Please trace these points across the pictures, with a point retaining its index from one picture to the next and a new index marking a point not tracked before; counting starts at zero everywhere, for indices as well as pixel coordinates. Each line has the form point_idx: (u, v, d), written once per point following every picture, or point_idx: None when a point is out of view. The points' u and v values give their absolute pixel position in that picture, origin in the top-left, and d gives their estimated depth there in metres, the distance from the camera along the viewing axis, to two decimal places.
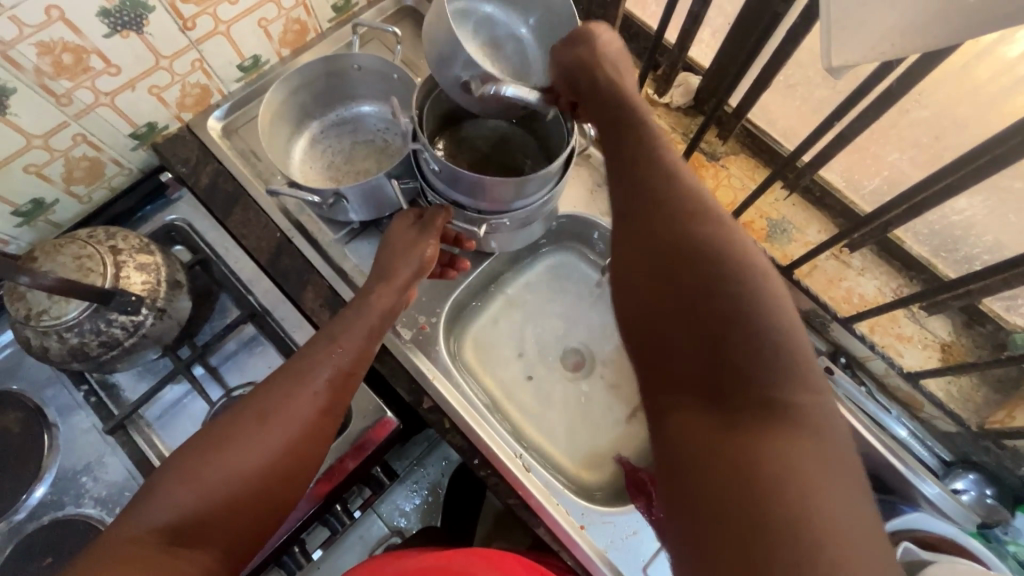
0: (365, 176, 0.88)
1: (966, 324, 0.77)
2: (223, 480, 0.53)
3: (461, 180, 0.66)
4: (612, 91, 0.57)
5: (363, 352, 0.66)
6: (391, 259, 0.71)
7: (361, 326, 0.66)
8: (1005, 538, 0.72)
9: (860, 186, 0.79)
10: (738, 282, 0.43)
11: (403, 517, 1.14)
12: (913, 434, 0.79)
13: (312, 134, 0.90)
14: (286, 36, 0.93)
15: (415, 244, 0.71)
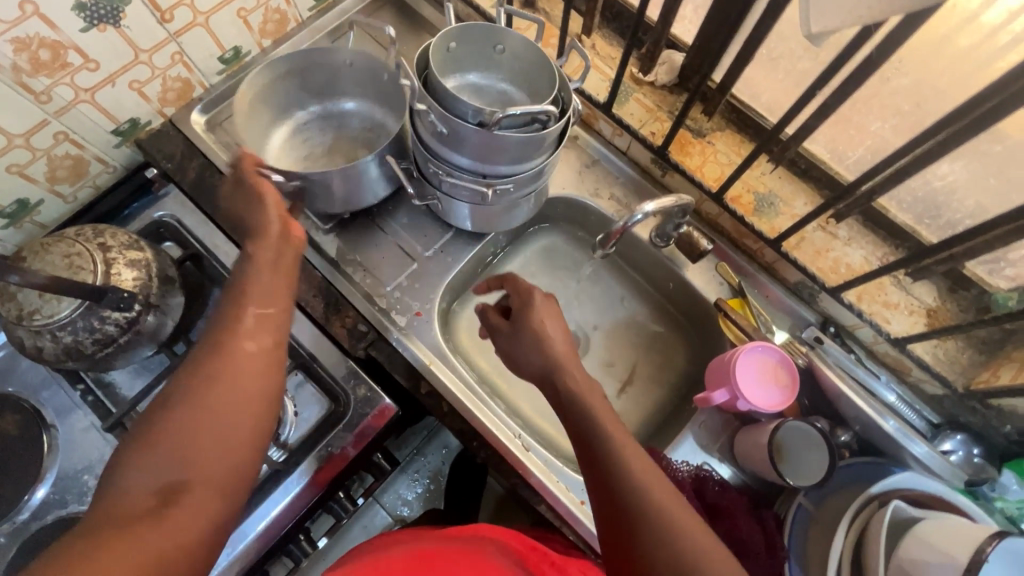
0: (341, 171, 0.88)
1: (951, 289, 0.79)
2: (183, 433, 0.47)
3: (468, 139, 0.67)
4: (539, 327, 0.64)
5: (278, 293, 0.59)
6: (241, 212, 0.64)
7: (264, 274, 0.59)
8: (992, 495, 0.75)
9: (844, 156, 0.79)
10: (659, 537, 0.47)
11: (406, 506, 1.17)
12: (903, 399, 0.81)
13: (293, 123, 0.89)
14: (266, 26, 0.92)
15: (256, 189, 0.64)
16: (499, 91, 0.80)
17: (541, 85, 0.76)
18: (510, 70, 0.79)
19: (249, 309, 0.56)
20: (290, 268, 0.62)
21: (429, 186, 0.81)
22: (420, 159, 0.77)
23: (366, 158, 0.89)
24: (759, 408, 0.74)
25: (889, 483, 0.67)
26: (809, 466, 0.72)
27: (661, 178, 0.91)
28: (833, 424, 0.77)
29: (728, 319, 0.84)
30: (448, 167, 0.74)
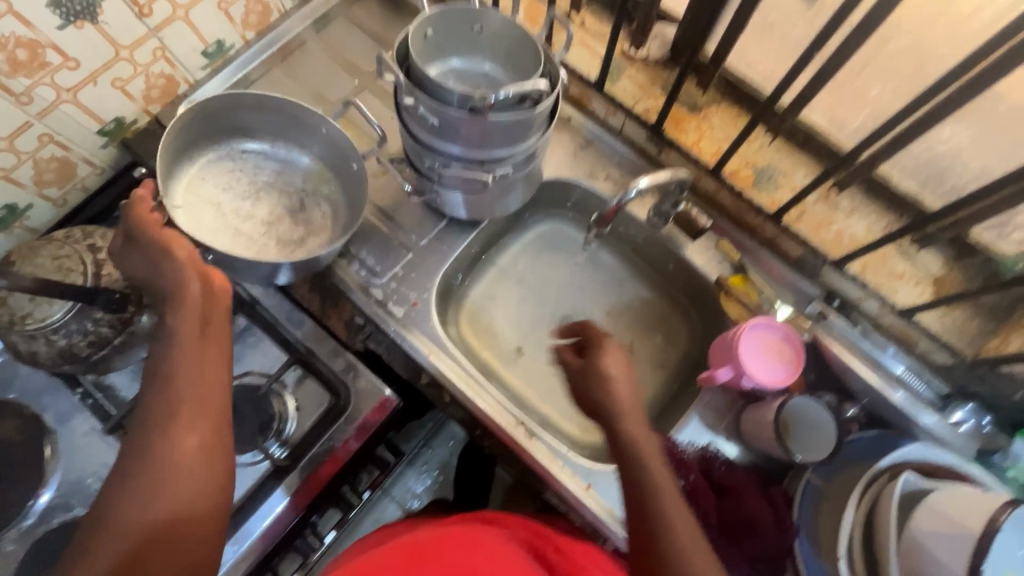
0: (253, 218, 0.82)
1: (958, 256, 0.77)
2: (125, 542, 0.50)
3: (460, 128, 0.66)
4: (599, 375, 0.62)
5: (211, 376, 0.58)
6: (151, 263, 0.61)
7: (185, 352, 0.58)
8: (1005, 463, 0.73)
9: (844, 125, 0.77)
10: None
11: (416, 498, 1.17)
12: (912, 371, 0.77)
13: (234, 146, 0.84)
14: (248, 18, 0.91)
15: (163, 236, 0.61)
16: (478, 71, 0.78)
17: (521, 62, 0.74)
18: (488, 47, 0.76)
19: (182, 392, 0.56)
20: (217, 329, 0.60)
21: (428, 181, 0.79)
22: (416, 156, 0.75)
23: (290, 225, 0.82)
24: (762, 384, 0.73)
25: (897, 455, 0.66)
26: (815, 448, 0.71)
27: (656, 157, 0.89)
28: (839, 398, 0.76)
29: (730, 296, 0.82)
30: (444, 161, 0.72)
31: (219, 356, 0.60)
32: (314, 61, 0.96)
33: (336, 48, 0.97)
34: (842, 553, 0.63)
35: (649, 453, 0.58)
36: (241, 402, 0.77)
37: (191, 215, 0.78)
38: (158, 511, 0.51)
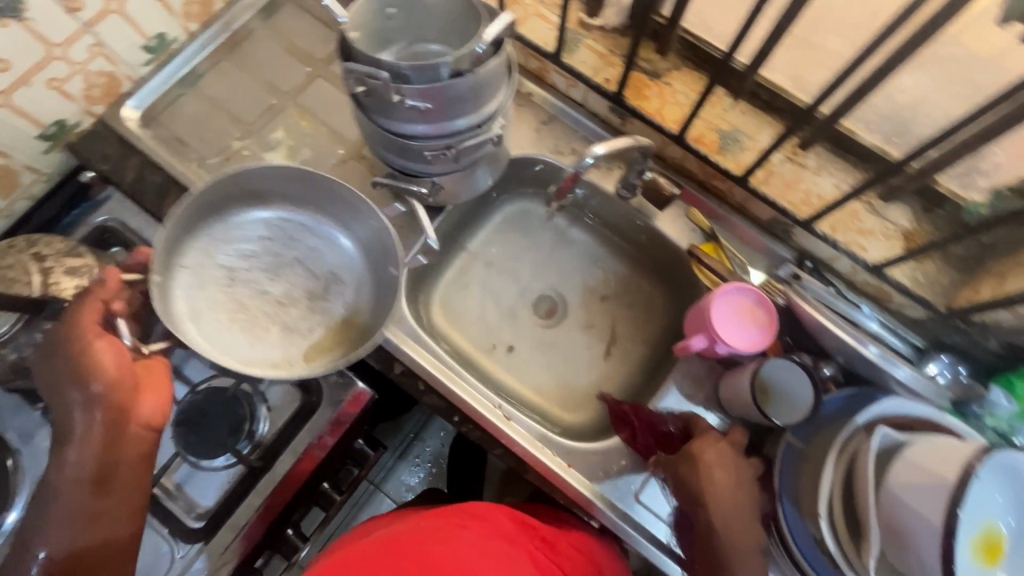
0: (268, 295, 0.78)
1: (926, 208, 0.76)
2: None
3: (452, 100, 0.63)
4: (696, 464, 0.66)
5: (115, 509, 0.62)
6: (72, 374, 0.62)
7: (73, 490, 0.61)
8: (982, 413, 0.73)
9: (806, 82, 0.75)
10: None
11: (410, 491, 1.16)
12: (885, 325, 0.79)
13: (265, 213, 0.81)
14: (189, 8, 0.87)
15: (98, 351, 0.62)
16: (419, 49, 0.76)
17: (463, 36, 0.72)
18: (412, 28, 0.74)
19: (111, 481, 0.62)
20: (124, 463, 0.63)
21: (421, 175, 0.75)
22: (405, 155, 0.71)
23: (306, 316, 0.78)
24: (738, 350, 0.72)
25: (871, 411, 0.65)
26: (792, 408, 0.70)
27: (620, 127, 0.87)
28: (816, 357, 0.76)
29: (702, 264, 0.81)
30: (439, 145, 0.68)
31: (128, 492, 0.63)
32: (263, 50, 0.93)
33: (284, 35, 0.94)
34: (822, 511, 0.63)
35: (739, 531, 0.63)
36: (210, 407, 0.74)
37: (201, 316, 0.74)
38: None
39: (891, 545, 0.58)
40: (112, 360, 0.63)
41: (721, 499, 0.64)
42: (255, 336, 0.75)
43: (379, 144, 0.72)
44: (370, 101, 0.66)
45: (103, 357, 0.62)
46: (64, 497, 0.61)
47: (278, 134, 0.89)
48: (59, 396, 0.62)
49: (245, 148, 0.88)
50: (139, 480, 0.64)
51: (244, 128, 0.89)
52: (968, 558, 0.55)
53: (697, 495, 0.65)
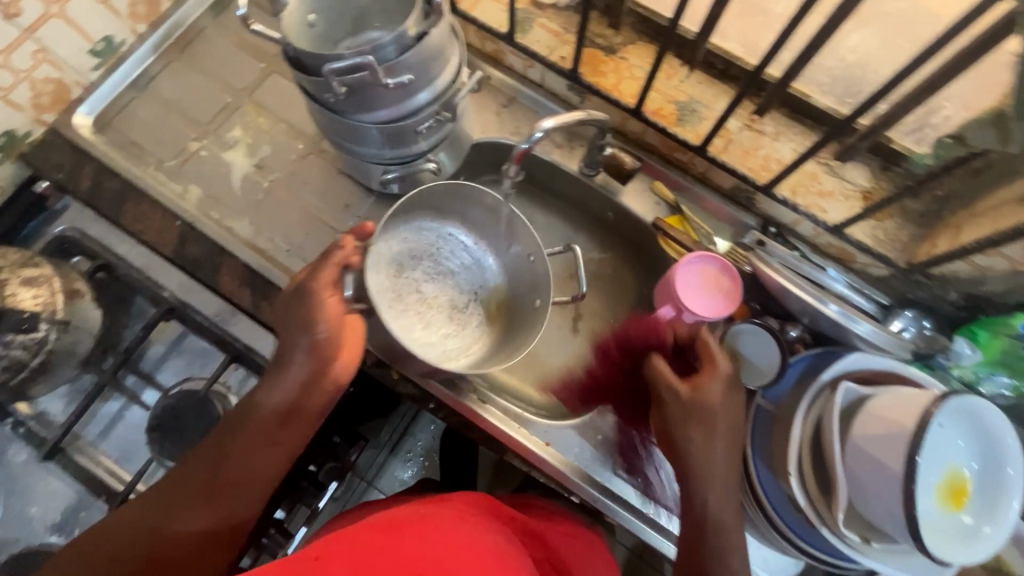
0: (438, 311, 0.81)
1: (883, 167, 0.76)
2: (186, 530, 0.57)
3: (426, 63, 0.63)
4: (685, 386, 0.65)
5: (265, 461, 0.62)
6: (300, 320, 0.65)
7: (259, 431, 0.62)
8: (948, 363, 0.75)
9: (758, 47, 0.76)
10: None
11: (404, 485, 1.16)
12: (851, 286, 0.80)
13: (428, 227, 0.84)
14: (135, 9, 0.85)
15: (317, 301, 0.64)
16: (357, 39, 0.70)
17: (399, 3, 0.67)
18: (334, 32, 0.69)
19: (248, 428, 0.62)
20: (297, 424, 0.64)
21: (410, 156, 0.75)
22: (394, 140, 0.70)
23: (445, 323, 0.81)
24: (703, 318, 0.73)
25: (836, 368, 0.67)
26: (755, 371, 0.72)
27: (580, 105, 0.87)
28: (782, 320, 0.77)
29: (667, 237, 0.82)
30: (424, 113, 0.68)
31: (280, 453, 0.63)
32: (214, 49, 0.92)
33: (236, 32, 0.93)
34: (792, 469, 0.64)
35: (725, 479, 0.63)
36: (183, 409, 0.75)
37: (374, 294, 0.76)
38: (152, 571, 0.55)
39: (859, 496, 0.59)
40: (332, 309, 0.65)
41: (713, 442, 0.63)
42: (434, 340, 0.79)
43: (359, 142, 0.71)
44: (341, 104, 0.64)
45: (328, 306, 0.64)
46: (248, 432, 0.62)
47: (236, 133, 0.88)
48: (287, 337, 0.65)
49: (203, 149, 0.87)
50: (293, 444, 0.64)
51: (201, 129, 0.88)
52: (933, 502, 0.56)
53: (696, 429, 0.63)
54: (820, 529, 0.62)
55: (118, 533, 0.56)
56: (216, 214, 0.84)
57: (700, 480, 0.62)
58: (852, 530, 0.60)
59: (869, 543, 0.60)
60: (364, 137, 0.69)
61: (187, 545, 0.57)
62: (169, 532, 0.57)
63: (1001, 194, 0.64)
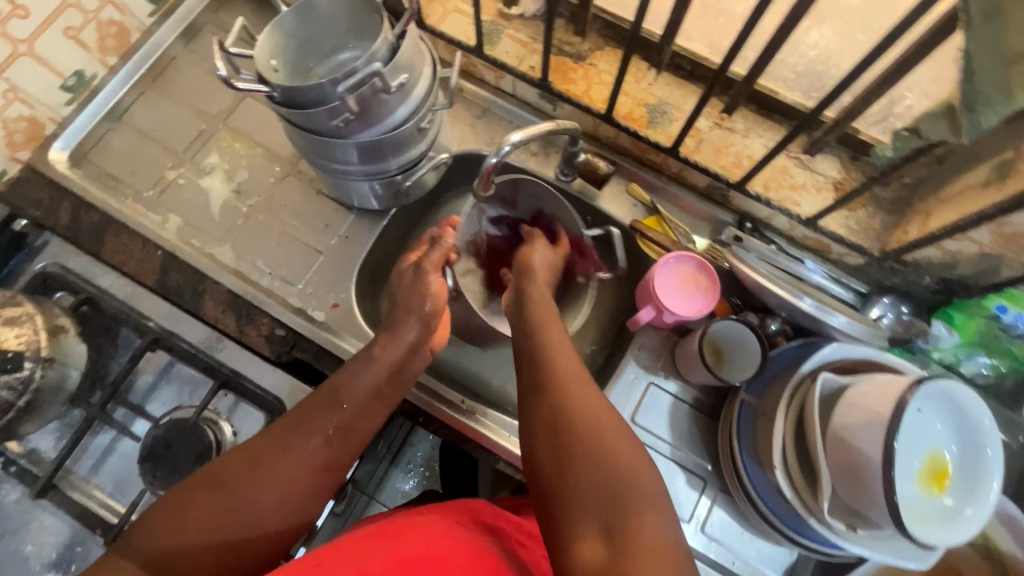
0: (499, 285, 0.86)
1: (852, 158, 0.78)
2: (281, 493, 0.56)
3: (410, 59, 0.64)
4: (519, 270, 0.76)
5: (371, 412, 0.64)
6: (411, 298, 0.71)
7: (369, 383, 0.65)
8: (926, 347, 0.78)
9: (723, 47, 0.78)
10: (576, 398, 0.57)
11: (406, 497, 1.08)
12: (829, 276, 0.81)
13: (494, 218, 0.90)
14: (105, 42, 0.86)
15: (428, 278, 0.72)
16: (331, 64, 0.70)
17: (367, 20, 0.66)
18: (303, 61, 0.69)
19: (346, 389, 0.63)
20: (403, 381, 0.68)
21: (417, 159, 0.76)
22: (402, 145, 0.71)
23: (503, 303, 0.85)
24: (684, 318, 0.74)
25: (816, 359, 0.68)
26: (742, 352, 0.74)
27: (553, 112, 0.88)
28: (762, 315, 0.78)
29: (647, 238, 0.82)
30: (423, 106, 0.69)
31: (385, 410, 0.66)
32: (187, 77, 0.92)
33: (208, 59, 0.93)
34: (777, 462, 0.64)
35: (605, 421, 0.55)
36: (173, 438, 0.74)
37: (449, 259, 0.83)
38: (253, 514, 0.54)
39: (843, 486, 0.59)
40: (436, 285, 0.72)
41: (577, 389, 0.57)
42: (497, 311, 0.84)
43: (366, 160, 0.71)
44: (348, 127, 0.64)
45: (434, 283, 0.72)
46: (360, 384, 0.64)
47: (212, 160, 0.89)
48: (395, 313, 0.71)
49: (181, 177, 0.88)
50: (392, 399, 0.67)
51: (177, 158, 0.89)
52: (915, 486, 0.58)
53: (554, 386, 0.59)
54: (808, 520, 0.63)
55: (218, 481, 0.54)
56: (197, 241, 0.85)
57: (558, 384, 0.59)
58: (838, 519, 0.61)
59: (855, 530, 0.61)
60: (370, 151, 0.69)
61: (292, 492, 0.57)
62: (270, 473, 0.56)
63: (963, 180, 0.65)
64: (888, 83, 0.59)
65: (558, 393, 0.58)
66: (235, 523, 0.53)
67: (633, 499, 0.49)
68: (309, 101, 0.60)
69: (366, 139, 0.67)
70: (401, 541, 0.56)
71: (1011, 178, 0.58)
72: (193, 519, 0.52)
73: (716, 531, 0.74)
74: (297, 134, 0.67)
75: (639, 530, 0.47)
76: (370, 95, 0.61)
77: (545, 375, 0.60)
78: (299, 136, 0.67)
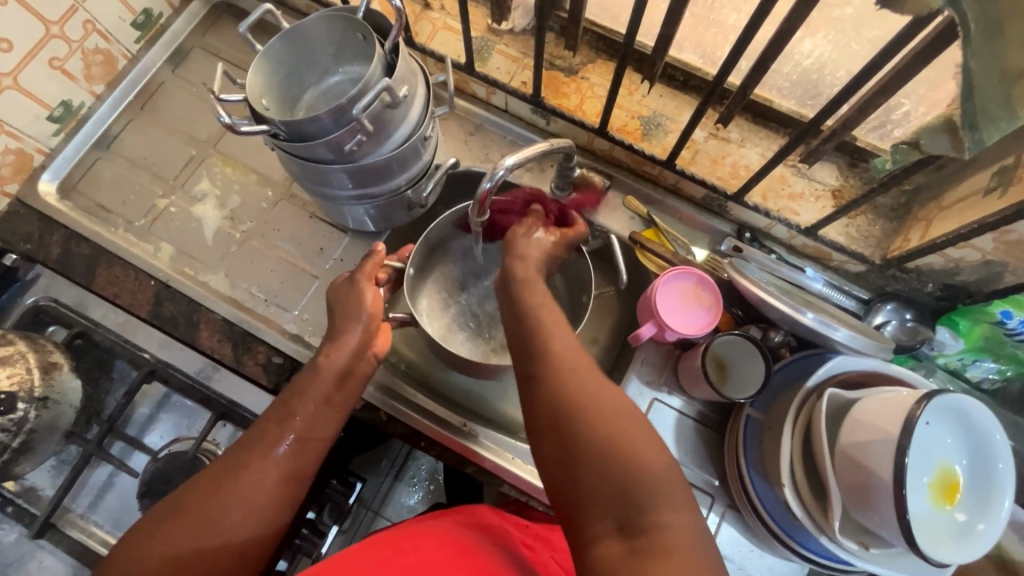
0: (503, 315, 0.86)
1: (851, 164, 0.77)
2: (240, 511, 0.53)
3: (407, 71, 0.62)
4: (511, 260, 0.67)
5: (326, 420, 0.61)
6: (345, 309, 0.67)
7: (318, 390, 0.61)
8: (932, 353, 0.77)
9: (716, 57, 0.77)
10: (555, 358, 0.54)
11: (412, 512, 1.03)
12: (830, 284, 0.80)
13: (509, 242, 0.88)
14: (91, 70, 0.84)
15: (362, 290, 0.68)
16: (319, 91, 0.70)
17: (349, 40, 0.66)
18: (287, 97, 0.69)
19: (297, 400, 0.60)
20: (353, 387, 0.64)
21: (424, 170, 0.73)
22: (411, 159, 0.69)
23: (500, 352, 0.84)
24: (686, 334, 0.72)
25: (822, 373, 0.67)
26: (750, 360, 0.74)
27: (546, 127, 0.87)
28: (764, 327, 0.77)
29: (646, 250, 0.80)
30: (426, 113, 0.67)
31: (339, 415, 0.63)
32: (175, 101, 0.91)
33: (195, 83, 0.92)
34: (786, 480, 0.63)
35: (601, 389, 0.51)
36: (172, 472, 0.73)
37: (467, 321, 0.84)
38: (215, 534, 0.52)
39: (854, 503, 0.58)
40: (371, 298, 0.68)
41: (562, 351, 0.55)
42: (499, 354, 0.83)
43: (376, 180, 0.68)
44: (361, 150, 0.62)
45: (368, 295, 0.67)
46: (311, 394, 0.61)
47: (204, 186, 0.88)
48: (334, 325, 0.67)
49: (172, 206, 0.87)
50: (347, 402, 0.64)
51: (168, 185, 0.88)
52: (926, 500, 0.57)
53: (546, 360, 0.54)
54: (818, 537, 0.62)
55: (184, 507, 0.52)
56: (191, 269, 0.84)
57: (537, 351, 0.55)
58: (849, 538, 0.60)
59: (867, 548, 0.60)
60: (380, 173, 0.67)
61: (257, 502, 0.54)
62: (236, 488, 0.54)
63: (964, 187, 0.64)
64: (885, 93, 0.58)
65: (573, 381, 0.52)
66: (201, 542, 0.51)
67: (653, 494, 0.45)
68: (312, 131, 0.59)
69: (379, 161, 0.64)
70: (424, 550, 0.57)
71: (1012, 187, 0.57)
72: (158, 548, 0.50)
73: (726, 548, 0.72)
74: (302, 167, 0.64)
75: (664, 526, 0.44)
76: (374, 116, 0.59)
77: (544, 359, 0.54)
78: (303, 167, 0.64)
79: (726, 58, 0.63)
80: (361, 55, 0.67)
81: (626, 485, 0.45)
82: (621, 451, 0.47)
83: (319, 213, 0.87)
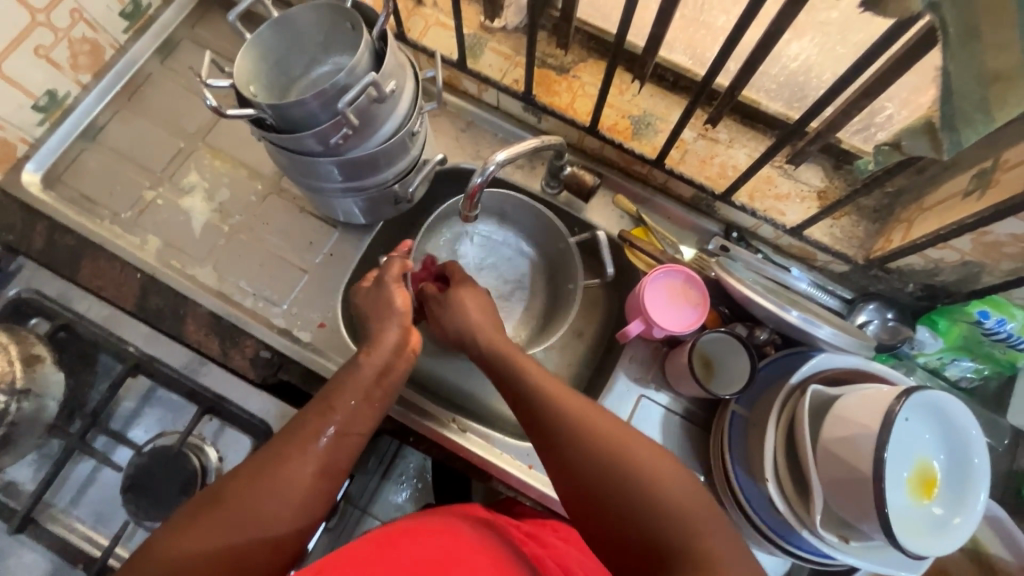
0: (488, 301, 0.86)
1: (835, 166, 0.79)
2: (275, 502, 0.53)
3: (397, 65, 0.62)
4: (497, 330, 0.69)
5: (365, 415, 0.62)
6: (376, 310, 0.68)
7: (358, 386, 0.62)
8: (913, 352, 0.79)
9: (705, 58, 0.78)
10: (545, 404, 0.58)
11: (399, 511, 1.04)
12: (815, 283, 0.81)
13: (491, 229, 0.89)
14: (78, 60, 0.83)
15: (391, 293, 0.69)
16: (308, 80, 0.70)
17: (338, 31, 0.66)
18: (276, 85, 0.69)
19: (337, 394, 0.61)
20: (392, 384, 0.65)
21: (411, 166, 0.73)
22: (399, 154, 0.69)
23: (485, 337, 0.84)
24: (673, 331, 0.73)
25: (805, 369, 0.68)
26: (734, 357, 0.75)
27: (537, 124, 0.88)
28: (750, 325, 0.78)
29: (634, 248, 0.82)
30: (413, 109, 0.67)
31: (377, 411, 0.63)
32: (163, 93, 0.91)
33: (184, 75, 0.92)
34: (769, 476, 0.65)
35: (604, 422, 0.55)
36: (157, 467, 0.72)
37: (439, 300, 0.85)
38: (264, 523, 0.52)
39: (836, 497, 0.59)
40: (402, 301, 0.69)
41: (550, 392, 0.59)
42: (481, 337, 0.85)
43: (366, 173, 0.68)
44: (347, 143, 0.62)
45: (399, 296, 0.68)
46: (351, 387, 0.62)
47: (192, 178, 0.87)
48: (366, 325, 0.68)
49: (159, 198, 0.86)
50: (384, 399, 0.64)
51: (156, 177, 0.87)
52: (905, 496, 0.58)
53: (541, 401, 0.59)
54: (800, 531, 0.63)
55: (221, 496, 0.52)
56: (178, 262, 0.83)
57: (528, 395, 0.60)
58: (830, 531, 0.62)
59: (847, 541, 0.61)
60: (369, 164, 0.67)
61: (293, 494, 0.54)
62: (272, 482, 0.54)
63: (945, 189, 0.66)
64: (867, 97, 0.59)
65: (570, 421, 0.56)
66: (236, 531, 0.51)
67: (674, 510, 0.49)
68: (296, 114, 0.59)
69: (366, 150, 0.64)
70: (418, 545, 0.57)
71: (991, 189, 0.58)
72: (194, 536, 0.50)
73: None
74: (290, 159, 0.64)
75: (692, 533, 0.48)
76: (363, 108, 0.59)
77: (536, 404, 0.59)
78: (292, 159, 0.64)
79: (715, 58, 0.64)
80: (348, 45, 0.67)
81: (652, 506, 0.50)
82: (638, 477, 0.51)
83: (309, 207, 0.87)
